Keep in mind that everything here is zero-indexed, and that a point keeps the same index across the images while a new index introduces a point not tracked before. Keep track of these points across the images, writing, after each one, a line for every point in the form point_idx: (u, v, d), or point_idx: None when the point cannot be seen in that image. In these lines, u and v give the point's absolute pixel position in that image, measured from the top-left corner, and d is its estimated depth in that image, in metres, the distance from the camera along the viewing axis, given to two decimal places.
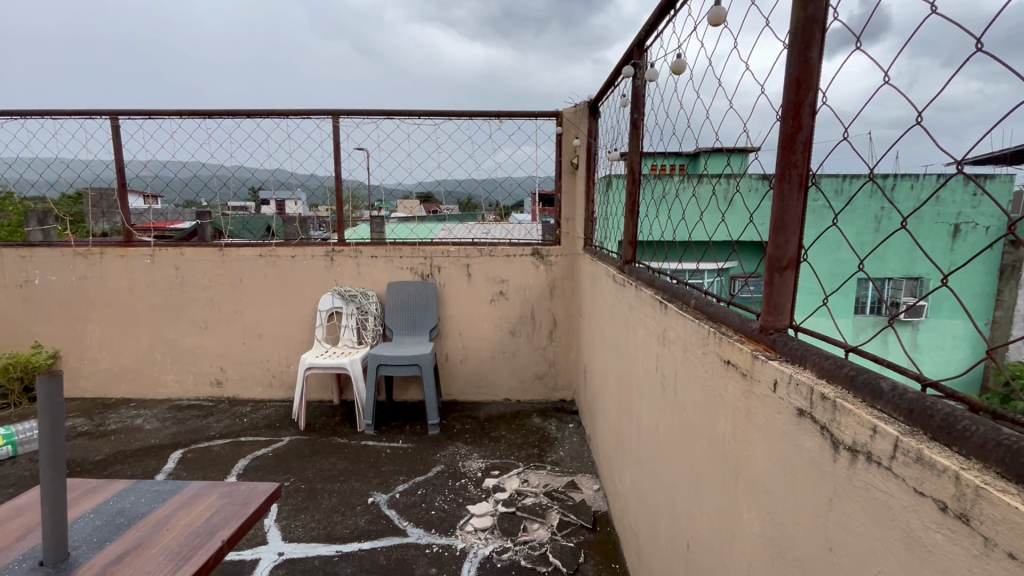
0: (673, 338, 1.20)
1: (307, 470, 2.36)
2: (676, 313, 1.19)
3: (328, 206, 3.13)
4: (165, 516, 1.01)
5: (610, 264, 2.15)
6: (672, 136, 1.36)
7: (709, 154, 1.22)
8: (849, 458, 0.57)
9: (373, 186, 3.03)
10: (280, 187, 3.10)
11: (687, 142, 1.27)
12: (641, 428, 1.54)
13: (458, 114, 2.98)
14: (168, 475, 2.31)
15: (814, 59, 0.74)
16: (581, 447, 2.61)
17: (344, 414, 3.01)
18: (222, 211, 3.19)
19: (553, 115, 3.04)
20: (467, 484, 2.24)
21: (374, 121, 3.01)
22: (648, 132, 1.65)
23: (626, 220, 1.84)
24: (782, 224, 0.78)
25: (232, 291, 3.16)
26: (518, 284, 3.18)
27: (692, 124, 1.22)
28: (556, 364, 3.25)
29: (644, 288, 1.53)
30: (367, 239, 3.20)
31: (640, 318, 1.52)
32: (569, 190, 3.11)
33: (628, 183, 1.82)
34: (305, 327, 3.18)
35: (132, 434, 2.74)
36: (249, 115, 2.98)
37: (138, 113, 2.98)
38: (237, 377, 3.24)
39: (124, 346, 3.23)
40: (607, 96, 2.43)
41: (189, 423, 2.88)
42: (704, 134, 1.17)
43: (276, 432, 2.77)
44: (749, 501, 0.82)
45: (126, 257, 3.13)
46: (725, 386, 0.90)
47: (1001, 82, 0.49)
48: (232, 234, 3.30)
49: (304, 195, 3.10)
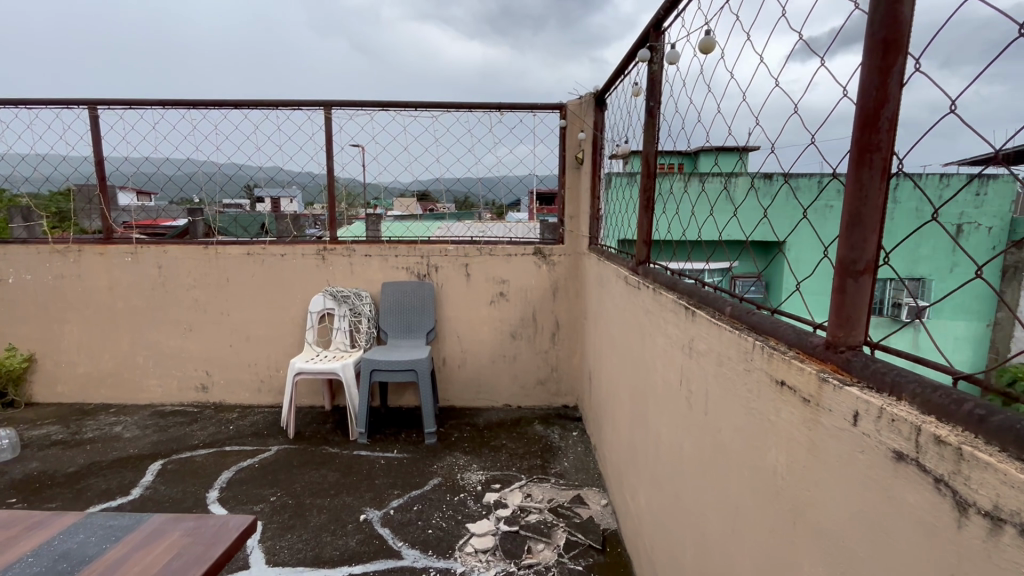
0: (703, 349, 1.06)
1: (295, 483, 2.20)
2: (707, 321, 1.05)
3: (321, 203, 2.99)
4: (119, 560, 0.87)
5: (621, 263, 2.00)
6: (700, 126, 1.21)
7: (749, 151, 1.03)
8: (987, 527, 0.43)
9: (368, 183, 2.90)
10: (270, 184, 2.95)
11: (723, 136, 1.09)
12: (658, 443, 1.41)
13: (456, 106, 2.85)
14: (145, 488, 2.16)
15: (905, 14, 0.59)
16: (586, 457, 2.47)
17: (336, 421, 2.86)
18: (215, 208, 3.02)
19: (557, 107, 2.91)
20: (466, 499, 2.10)
21: (368, 113, 2.86)
22: (666, 122, 1.51)
23: (640, 215, 1.69)
24: (859, 220, 0.64)
25: (218, 290, 3.00)
26: (520, 284, 3.03)
27: (727, 110, 1.06)
28: (558, 369, 3.11)
29: (662, 291, 1.39)
30: (361, 236, 3.07)
31: (659, 325, 1.38)
32: (573, 185, 2.97)
33: (642, 175, 1.67)
34: (295, 329, 3.03)
35: (110, 442, 2.58)
36: (236, 106, 2.84)
37: (118, 102, 2.82)
38: (224, 382, 3.09)
39: (104, 348, 3.06)
40: (614, 85, 2.29)
41: (171, 431, 2.72)
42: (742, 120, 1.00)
43: (264, 440, 2.62)
44: (812, 552, 0.68)
45: (106, 255, 2.97)
46: (780, 413, 0.76)
47: (1003, 83, 0.51)
48: (222, 231, 3.08)
49: (300, 194, 2.93)
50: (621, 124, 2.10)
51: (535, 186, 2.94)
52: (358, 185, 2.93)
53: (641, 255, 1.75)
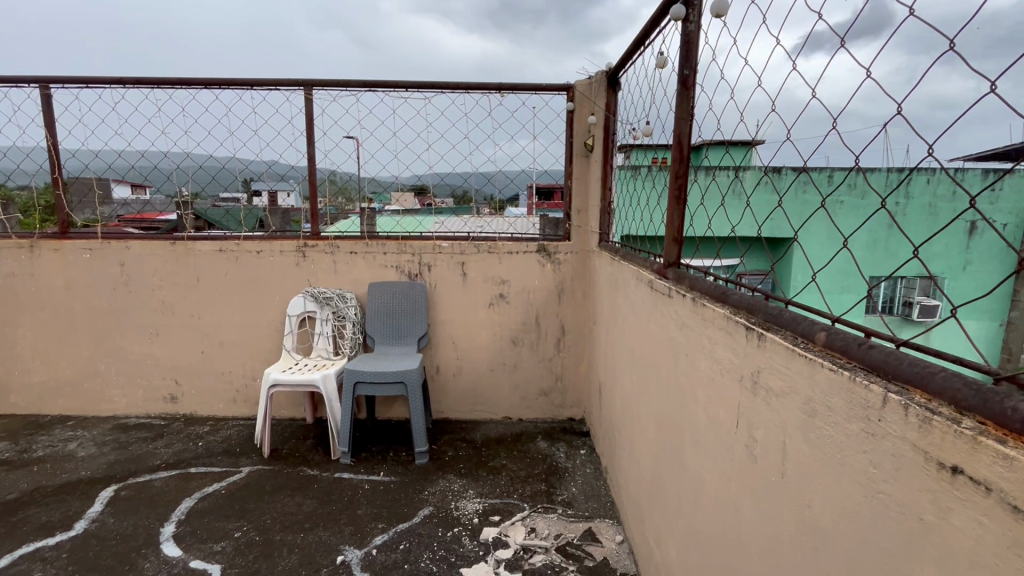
0: (780, 392, 0.78)
1: (265, 514, 1.92)
2: (786, 351, 0.77)
3: (325, 198, 2.69)
4: None
5: (642, 262, 1.72)
6: (758, 98, 0.95)
7: (811, 131, 0.81)
8: None
9: (364, 178, 2.64)
10: (277, 180, 2.67)
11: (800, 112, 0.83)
12: (700, 491, 1.12)
13: (450, 87, 2.56)
14: (91, 521, 1.87)
15: None
16: (596, 481, 2.19)
17: (317, 436, 2.58)
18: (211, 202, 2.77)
19: (563, 88, 2.61)
20: (461, 535, 1.82)
21: (353, 94, 2.58)
22: (705, 94, 1.25)
23: (673, 209, 1.40)
24: None
25: (187, 291, 2.70)
26: (521, 285, 2.74)
27: (813, 66, 0.79)
28: (563, 379, 2.84)
29: (706, 302, 1.10)
30: (357, 232, 2.80)
31: (701, 343, 1.11)
32: (581, 175, 2.66)
33: (673, 161, 1.41)
34: (272, 334, 2.74)
35: (61, 462, 2.30)
36: (206, 85, 2.56)
37: (73, 80, 2.54)
38: (195, 392, 2.80)
39: (61, 356, 2.77)
40: (633, 58, 2.01)
41: (132, 448, 2.44)
42: (833, 98, 0.76)
43: (236, 460, 2.34)
44: None
45: (61, 251, 2.66)
46: (952, 517, 0.48)
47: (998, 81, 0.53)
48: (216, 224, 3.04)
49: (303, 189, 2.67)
50: (639, 103, 1.83)
51: (535, 182, 2.70)
52: (353, 181, 2.67)
53: (670, 255, 1.45)
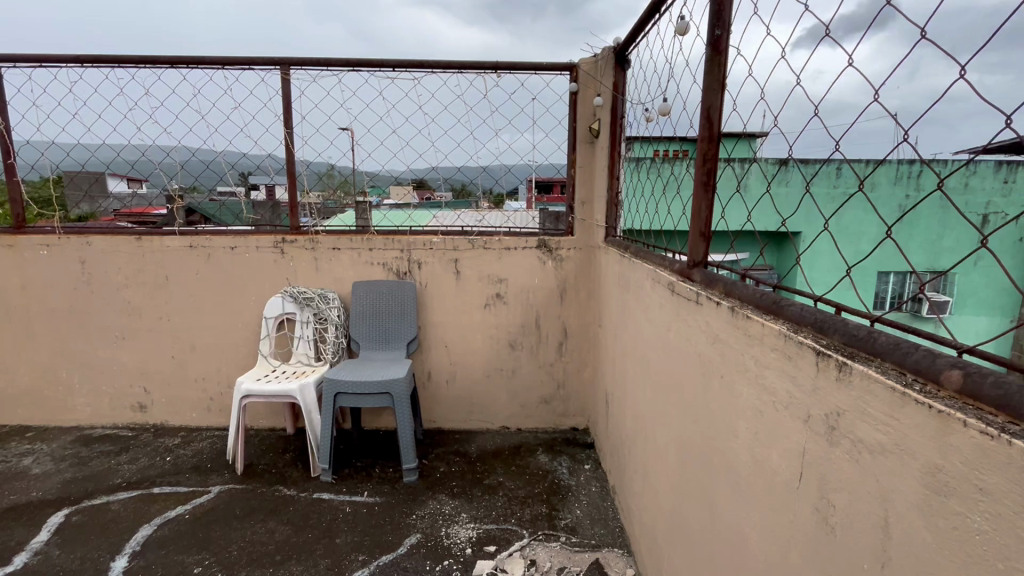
0: (880, 453, 0.56)
1: (231, 545, 1.70)
2: (889, 394, 0.55)
3: (322, 191, 2.47)
4: None
5: (657, 261, 1.49)
6: (796, 86, 0.75)
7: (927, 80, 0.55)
8: None
9: (357, 170, 2.38)
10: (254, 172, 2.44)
11: (838, 109, 0.67)
12: (740, 546, 0.91)
13: (440, 65, 2.32)
14: (33, 553, 1.66)
15: None
16: (602, 503, 1.98)
17: (297, 449, 2.37)
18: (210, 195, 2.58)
19: (567, 68, 2.37)
20: (451, 570, 1.61)
21: (335, 74, 2.35)
22: (739, 63, 1.03)
23: (700, 201, 1.18)
24: None
25: (154, 291, 2.48)
26: (520, 284, 2.52)
27: (907, 30, 0.57)
28: (566, 386, 2.62)
29: (750, 313, 0.88)
30: (352, 227, 2.51)
31: (743, 364, 0.89)
32: (586, 164, 2.44)
33: (701, 142, 1.19)
34: (248, 338, 2.52)
35: (11, 480, 2.08)
36: (171, 64, 2.32)
37: (24, 59, 2.31)
38: (166, 401, 2.59)
39: (19, 361, 2.55)
40: (644, 32, 1.78)
41: (93, 464, 2.23)
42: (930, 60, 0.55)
43: (205, 477, 2.12)
44: None
45: (15, 247, 2.44)
46: None
47: None
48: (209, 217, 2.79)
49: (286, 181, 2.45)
50: (653, 79, 1.60)
51: (530, 177, 2.45)
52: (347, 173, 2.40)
53: (695, 253, 1.22)
